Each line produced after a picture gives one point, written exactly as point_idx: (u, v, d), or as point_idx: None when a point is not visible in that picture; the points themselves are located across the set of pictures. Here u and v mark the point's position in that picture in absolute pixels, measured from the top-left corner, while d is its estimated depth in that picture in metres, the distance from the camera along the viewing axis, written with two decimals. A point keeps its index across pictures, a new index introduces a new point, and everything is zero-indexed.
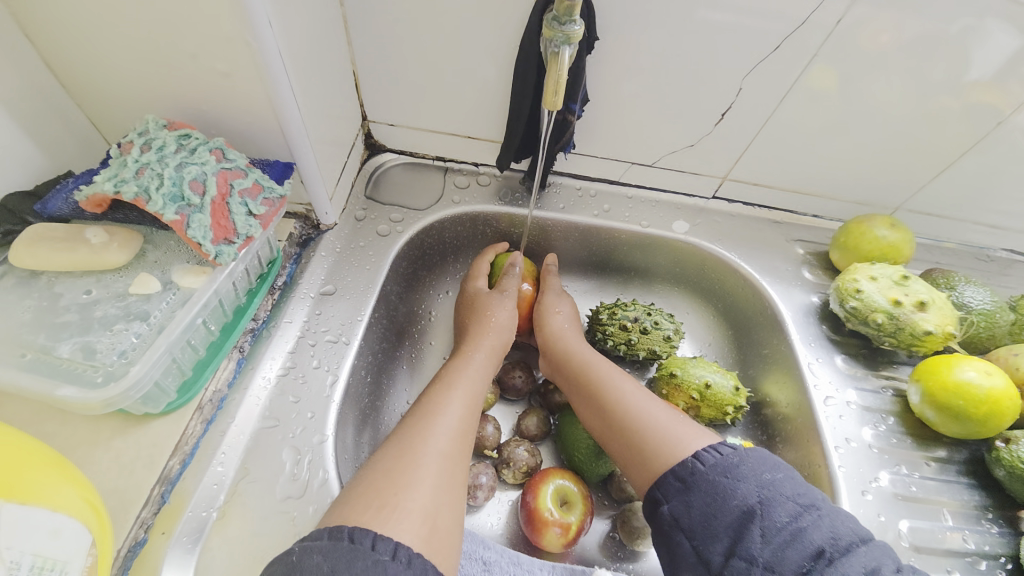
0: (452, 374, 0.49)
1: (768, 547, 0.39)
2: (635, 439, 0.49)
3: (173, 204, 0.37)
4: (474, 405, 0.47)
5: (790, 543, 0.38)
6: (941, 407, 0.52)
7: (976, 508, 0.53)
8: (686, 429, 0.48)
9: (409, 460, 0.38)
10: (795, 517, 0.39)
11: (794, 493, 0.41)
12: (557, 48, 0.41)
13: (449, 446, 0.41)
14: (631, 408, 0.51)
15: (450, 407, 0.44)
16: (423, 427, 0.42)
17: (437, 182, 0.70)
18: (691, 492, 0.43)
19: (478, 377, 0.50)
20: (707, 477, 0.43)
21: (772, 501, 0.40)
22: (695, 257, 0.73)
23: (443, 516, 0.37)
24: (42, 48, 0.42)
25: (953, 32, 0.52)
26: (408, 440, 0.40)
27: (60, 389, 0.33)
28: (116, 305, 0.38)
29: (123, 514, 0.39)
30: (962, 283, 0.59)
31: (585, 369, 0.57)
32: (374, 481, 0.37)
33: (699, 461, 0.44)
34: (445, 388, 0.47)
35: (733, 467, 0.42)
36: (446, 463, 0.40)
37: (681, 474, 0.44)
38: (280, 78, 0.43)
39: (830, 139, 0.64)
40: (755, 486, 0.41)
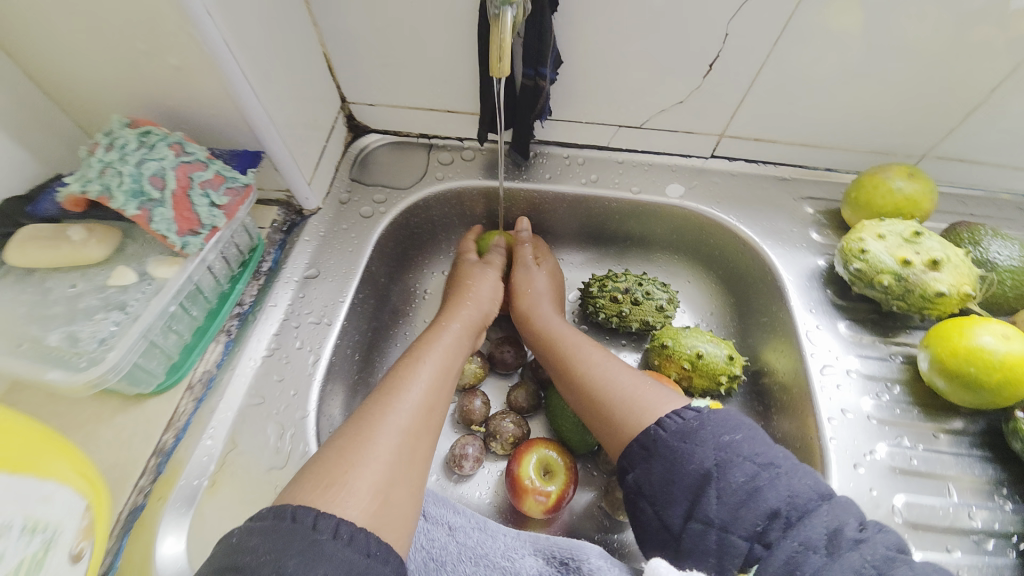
0: (424, 349, 0.50)
1: (724, 507, 0.38)
2: (604, 408, 0.48)
3: (134, 200, 0.40)
4: (443, 382, 0.48)
5: (747, 503, 0.38)
6: (952, 375, 0.48)
7: (989, 483, 0.48)
8: (652, 395, 0.47)
9: (364, 437, 0.40)
10: (752, 478, 0.39)
11: (753, 453, 0.40)
12: (497, 10, 0.39)
13: (407, 422, 0.42)
14: (599, 378, 0.50)
15: (416, 382, 0.46)
16: (385, 405, 0.43)
17: (420, 160, 0.69)
18: (652, 458, 0.42)
19: (450, 353, 0.51)
20: (666, 443, 0.42)
21: (731, 464, 0.39)
22: (692, 222, 0.69)
23: (394, 490, 0.38)
24: (21, 61, 0.44)
25: None
26: (367, 417, 0.42)
27: (48, 372, 0.37)
28: (97, 297, 0.41)
29: (122, 483, 0.43)
30: (989, 237, 0.53)
31: (559, 339, 0.57)
32: (327, 460, 0.39)
33: (661, 428, 0.43)
34: (413, 363, 0.48)
35: (691, 432, 0.42)
36: (403, 440, 0.41)
37: (645, 442, 0.43)
38: (231, 66, 0.43)
39: (837, 84, 0.58)
40: (713, 450, 0.40)
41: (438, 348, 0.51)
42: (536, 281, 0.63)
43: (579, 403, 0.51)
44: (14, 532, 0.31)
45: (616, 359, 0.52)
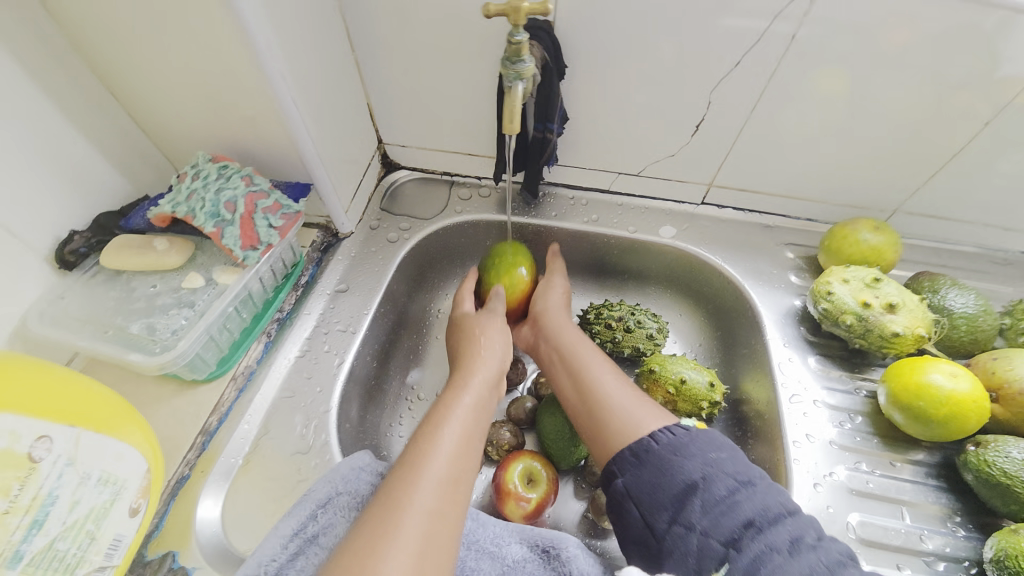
0: (447, 408, 0.51)
1: (705, 515, 0.44)
2: (604, 416, 0.51)
3: (212, 220, 0.49)
4: (466, 446, 0.48)
5: (726, 512, 0.43)
6: (905, 408, 0.53)
7: (942, 510, 0.53)
8: (646, 412, 0.51)
9: (393, 515, 0.40)
10: (732, 492, 0.44)
11: (734, 470, 0.45)
12: (510, 83, 0.48)
13: (437, 495, 0.42)
14: (602, 386, 0.54)
15: (443, 448, 0.46)
16: (410, 477, 0.43)
17: (443, 195, 0.79)
18: (643, 466, 0.47)
19: (474, 413, 0.51)
20: (658, 454, 0.47)
21: (716, 478, 0.45)
22: (682, 261, 0.77)
23: (427, 564, 0.38)
24: (131, 109, 0.54)
25: (929, 30, 0.53)
26: (394, 488, 0.42)
27: (129, 354, 0.46)
28: (172, 296, 0.50)
29: (173, 454, 0.51)
30: (946, 287, 0.59)
31: (567, 344, 0.59)
32: (355, 539, 0.39)
33: (654, 440, 0.48)
34: (436, 427, 0.48)
35: (681, 447, 0.47)
36: (431, 514, 0.41)
37: (636, 450, 0.48)
38: (294, 118, 0.53)
39: (810, 145, 0.66)
40: (700, 465, 0.46)
41: (463, 408, 0.51)
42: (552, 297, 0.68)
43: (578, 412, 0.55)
44: (91, 482, 0.39)
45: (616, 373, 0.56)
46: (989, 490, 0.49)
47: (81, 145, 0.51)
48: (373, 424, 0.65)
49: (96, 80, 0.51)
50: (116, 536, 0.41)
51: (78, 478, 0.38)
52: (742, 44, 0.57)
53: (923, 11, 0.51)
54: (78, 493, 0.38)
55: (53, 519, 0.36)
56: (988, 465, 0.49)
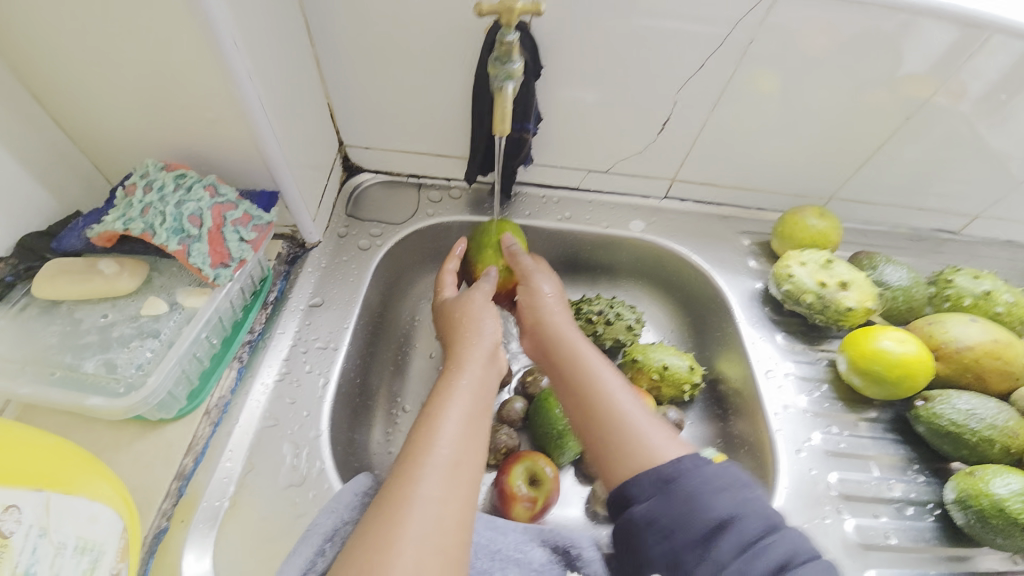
0: (445, 394, 0.47)
1: (736, 557, 0.40)
2: (613, 436, 0.48)
3: (175, 237, 0.44)
4: (472, 427, 0.44)
5: (758, 555, 0.39)
6: (864, 372, 0.60)
7: (903, 460, 0.60)
8: (659, 435, 0.48)
9: (395, 521, 0.37)
10: (764, 533, 0.40)
11: (764, 508, 0.42)
12: (501, 84, 0.48)
13: (441, 489, 0.39)
14: (610, 402, 0.50)
15: (444, 439, 0.42)
16: (410, 472, 0.40)
17: (411, 199, 0.76)
18: (667, 499, 0.43)
19: (476, 394, 0.47)
20: (685, 486, 0.43)
21: (748, 517, 0.41)
22: (652, 253, 0.80)
23: (435, 563, 0.36)
24: (51, 108, 0.47)
25: (864, 32, 0.59)
26: (393, 491, 0.39)
27: (89, 399, 0.40)
28: (130, 325, 0.44)
29: (147, 506, 0.45)
30: (883, 262, 0.67)
31: (571, 352, 0.56)
32: (351, 551, 0.36)
33: (678, 469, 0.44)
34: (434, 417, 0.44)
35: (711, 480, 0.43)
36: (436, 511, 0.38)
37: (658, 479, 0.44)
38: (261, 120, 0.49)
39: (762, 139, 0.72)
40: (732, 502, 0.42)
41: (462, 391, 0.47)
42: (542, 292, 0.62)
43: (585, 429, 0.51)
44: (68, 551, 0.33)
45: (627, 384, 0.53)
46: (937, 437, 0.58)
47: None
48: (362, 445, 0.61)
49: (15, 82, 0.44)
50: None
51: (53, 549, 0.33)
52: (704, 46, 0.61)
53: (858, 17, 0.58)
54: (56, 566, 0.33)
55: None
56: (937, 416, 0.57)
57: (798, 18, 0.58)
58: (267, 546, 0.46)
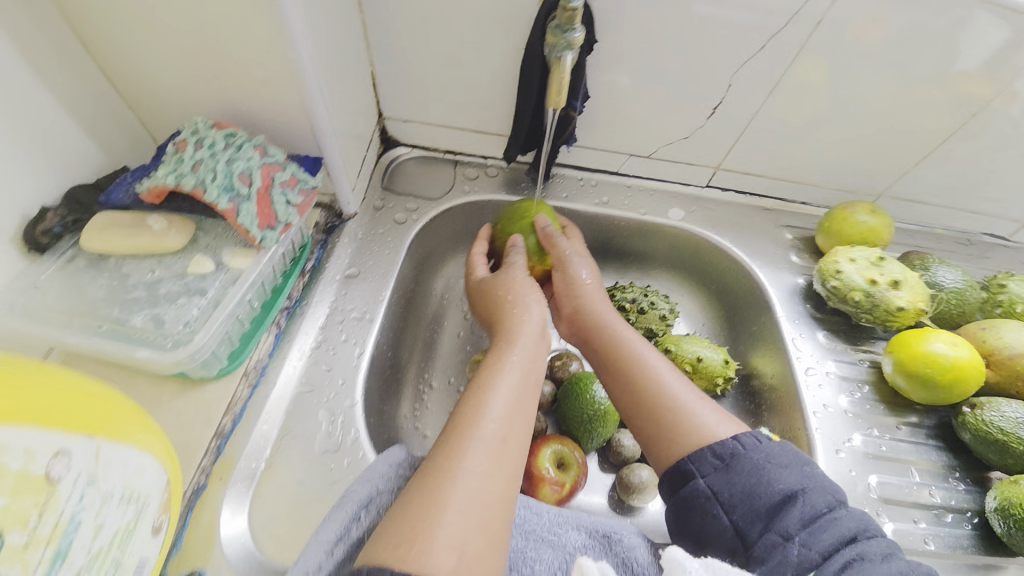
0: (494, 369, 0.46)
1: (805, 528, 0.39)
2: (666, 417, 0.48)
3: (225, 195, 0.43)
4: (519, 406, 0.44)
5: (827, 527, 0.39)
6: (911, 375, 0.58)
7: (944, 467, 0.58)
8: (713, 417, 0.47)
9: (444, 488, 0.37)
10: (832, 507, 0.40)
11: (831, 486, 0.41)
12: (560, 53, 0.47)
13: (488, 464, 0.39)
14: (661, 386, 0.49)
15: (493, 414, 0.42)
16: (459, 443, 0.39)
17: (447, 174, 0.74)
18: (732, 471, 0.43)
19: (524, 373, 0.46)
20: (749, 459, 0.43)
21: (815, 491, 0.41)
22: (689, 242, 0.78)
23: (478, 536, 0.35)
24: (99, 58, 0.46)
25: (942, 24, 0.55)
26: (440, 461, 0.38)
27: (138, 351, 0.39)
28: (177, 283, 0.44)
29: (186, 461, 0.45)
30: (936, 263, 0.65)
31: (619, 337, 0.54)
32: (398, 515, 0.36)
33: (739, 443, 0.44)
34: (482, 391, 0.44)
35: (774, 455, 0.43)
36: (481, 484, 0.38)
37: (720, 452, 0.44)
38: (312, 82, 0.48)
39: (815, 130, 0.69)
40: (798, 476, 0.42)
41: (511, 368, 0.46)
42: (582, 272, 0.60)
43: (635, 412, 0.50)
44: (114, 500, 0.33)
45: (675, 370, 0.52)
46: (983, 445, 0.56)
47: (48, 104, 0.43)
48: (392, 417, 0.61)
49: (67, 29, 0.44)
50: (141, 559, 0.36)
51: (101, 497, 0.32)
52: (756, 37, 0.58)
53: (939, 6, 0.54)
54: (102, 515, 0.32)
55: (77, 547, 0.31)
56: (984, 423, 0.55)
57: (850, 8, 0.55)
58: (301, 510, 0.46)
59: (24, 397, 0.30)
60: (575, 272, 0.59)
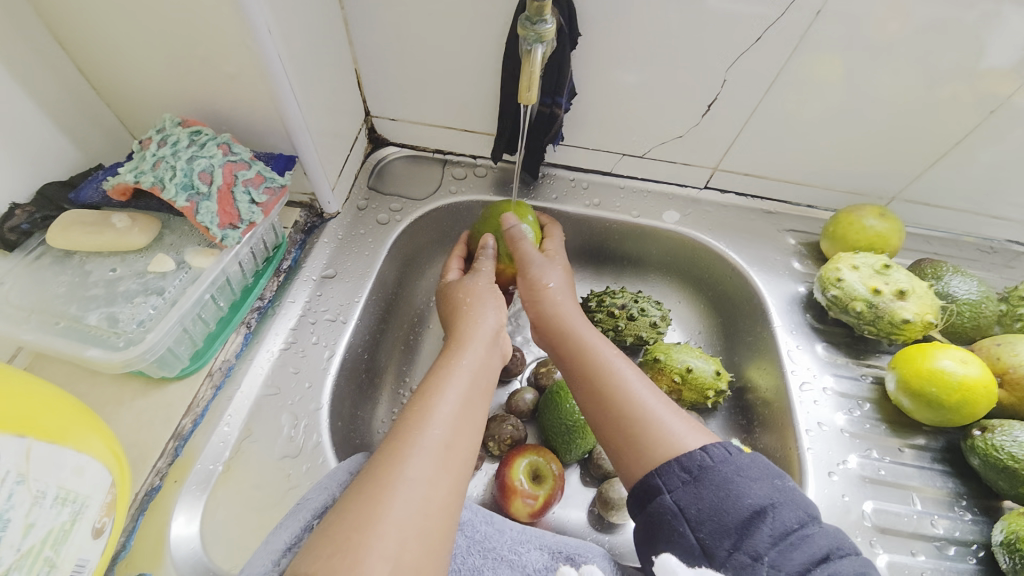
0: (444, 372, 0.44)
1: (775, 546, 0.37)
2: (633, 427, 0.45)
3: (184, 192, 0.44)
4: (466, 414, 0.42)
5: (797, 545, 0.37)
6: (915, 394, 0.53)
7: (950, 495, 0.54)
8: (683, 426, 0.44)
9: (384, 495, 0.35)
10: (803, 524, 0.38)
11: (802, 501, 0.39)
12: (529, 46, 0.45)
13: (430, 472, 0.37)
14: (629, 394, 0.47)
15: (439, 419, 0.40)
16: (403, 448, 0.38)
17: (435, 174, 0.73)
18: (700, 485, 0.40)
19: (474, 377, 0.45)
20: (718, 471, 0.40)
21: (785, 506, 0.39)
22: (685, 247, 0.74)
23: (415, 547, 0.34)
24: (73, 53, 0.46)
25: (963, 19, 0.50)
26: (380, 469, 0.37)
27: (88, 350, 0.41)
28: (136, 281, 0.45)
29: (141, 462, 0.45)
30: (949, 273, 0.60)
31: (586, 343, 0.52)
32: (330, 525, 0.34)
33: (708, 455, 0.41)
34: (430, 396, 0.42)
35: (744, 468, 0.40)
36: (422, 492, 0.36)
37: (688, 465, 0.41)
38: (280, 77, 0.47)
39: (821, 133, 0.64)
40: (767, 489, 0.39)
41: (461, 371, 0.45)
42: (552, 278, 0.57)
43: (601, 422, 0.47)
44: (47, 501, 0.33)
45: (645, 378, 0.49)
46: (993, 472, 0.51)
47: (19, 102, 0.44)
48: (366, 422, 0.60)
49: (41, 25, 0.44)
50: (78, 561, 0.36)
51: (32, 497, 0.33)
52: (756, 25, 0.53)
53: None
54: (33, 515, 0.33)
55: (5, 545, 0.31)
56: (995, 449, 0.50)
57: (868, 4, 0.50)
58: (255, 515, 0.46)
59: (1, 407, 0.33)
60: (540, 278, 0.57)
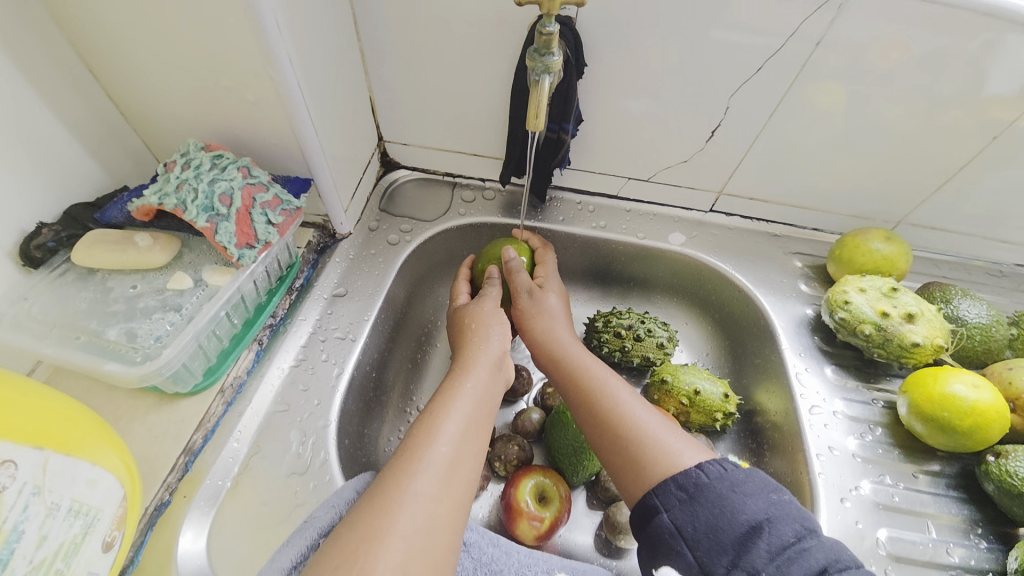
0: (450, 392, 0.45)
1: (772, 561, 0.36)
2: (632, 447, 0.45)
3: (204, 214, 0.45)
4: (471, 433, 0.42)
5: (795, 559, 0.36)
6: (928, 419, 0.53)
7: (966, 522, 0.53)
8: (681, 443, 0.44)
9: (387, 510, 0.35)
10: (801, 537, 0.37)
11: (801, 515, 0.38)
12: (538, 76, 0.47)
13: (436, 488, 0.37)
14: (626, 416, 0.47)
15: (445, 436, 0.41)
16: (409, 464, 0.38)
17: (445, 196, 0.74)
18: (695, 502, 0.40)
19: (479, 399, 0.45)
20: (713, 488, 0.40)
21: (781, 520, 0.38)
22: (691, 269, 0.74)
23: (420, 562, 0.34)
24: (105, 82, 0.49)
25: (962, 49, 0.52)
26: (387, 484, 0.37)
27: (106, 364, 0.42)
28: (156, 298, 0.47)
29: (152, 477, 0.45)
30: (959, 296, 0.60)
31: (581, 366, 0.52)
32: (338, 537, 0.34)
33: (704, 472, 0.41)
34: (436, 415, 0.42)
35: (739, 483, 0.40)
36: (427, 507, 0.36)
37: (684, 483, 0.41)
38: (299, 103, 0.49)
39: (825, 157, 0.65)
40: (763, 504, 0.39)
41: (466, 391, 0.45)
42: (544, 305, 0.58)
43: (601, 444, 0.47)
44: (61, 513, 0.34)
45: (641, 398, 0.49)
46: (1009, 499, 0.50)
47: (53, 128, 0.47)
48: (372, 440, 0.60)
49: (76, 56, 0.47)
50: (88, 575, 0.36)
51: (46, 509, 0.33)
52: (757, 55, 0.55)
53: (959, 27, 0.50)
54: (46, 527, 0.33)
55: (17, 557, 0.32)
56: (1010, 474, 0.49)
57: (866, 34, 0.52)
58: (262, 533, 0.46)
59: (8, 414, 0.34)
60: (533, 306, 0.58)
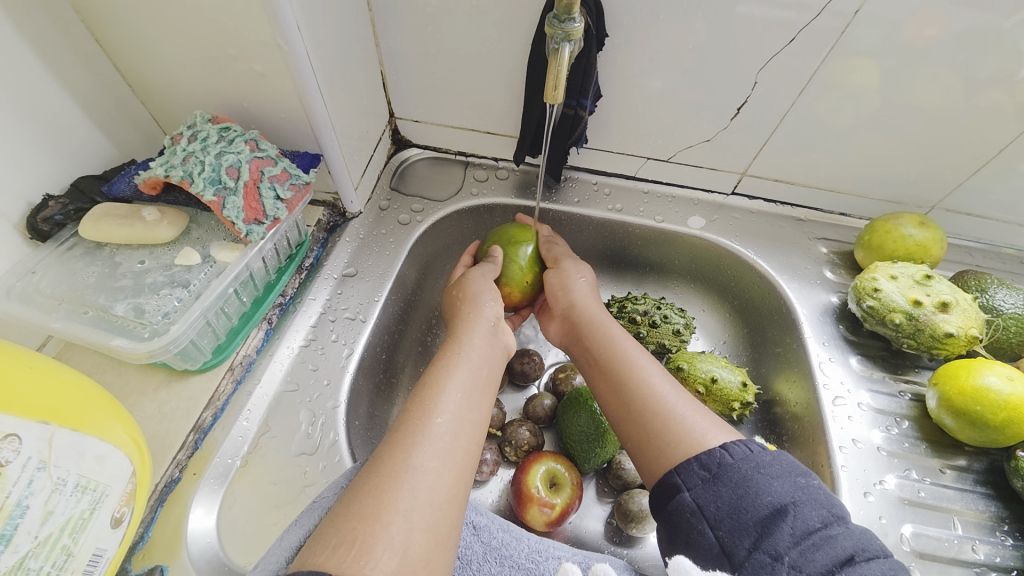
0: (447, 365, 0.45)
1: (796, 546, 0.34)
2: (656, 424, 0.43)
3: (211, 187, 0.44)
4: (471, 409, 0.42)
5: (821, 545, 0.34)
6: (959, 413, 0.50)
7: (992, 519, 0.51)
8: (707, 421, 0.43)
9: (389, 486, 0.34)
10: (827, 523, 0.35)
11: (829, 501, 0.37)
12: (557, 45, 0.44)
13: (439, 461, 0.37)
14: (653, 392, 0.45)
15: (445, 410, 0.40)
16: (407, 439, 0.37)
17: (457, 175, 0.72)
18: (718, 482, 0.38)
19: (477, 370, 0.45)
20: (738, 468, 0.38)
21: (807, 504, 0.36)
22: (710, 254, 0.72)
23: (423, 537, 0.33)
24: (111, 51, 0.48)
25: (1008, 27, 0.48)
26: (389, 456, 0.36)
27: (114, 340, 0.41)
28: (163, 274, 0.46)
29: (162, 454, 0.45)
30: (994, 285, 0.57)
31: (610, 340, 0.51)
32: (338, 515, 0.33)
33: (728, 452, 0.39)
34: (434, 388, 0.42)
35: (765, 465, 0.38)
36: (431, 481, 0.35)
37: (706, 463, 0.39)
38: (308, 76, 0.47)
39: (855, 138, 0.61)
40: (789, 487, 0.37)
41: (463, 364, 0.45)
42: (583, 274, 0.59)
43: (625, 421, 0.46)
44: (67, 489, 0.34)
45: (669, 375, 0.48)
46: None
47: (58, 99, 0.46)
48: (382, 422, 0.59)
49: (80, 24, 0.46)
50: (96, 550, 0.36)
51: (52, 484, 0.33)
52: (786, 29, 0.52)
53: (1007, 4, 0.46)
54: (52, 502, 0.33)
55: (22, 532, 0.32)
56: None
57: (903, 8, 0.48)
58: (270, 513, 0.45)
59: (12, 387, 0.33)
60: (571, 273, 0.59)
